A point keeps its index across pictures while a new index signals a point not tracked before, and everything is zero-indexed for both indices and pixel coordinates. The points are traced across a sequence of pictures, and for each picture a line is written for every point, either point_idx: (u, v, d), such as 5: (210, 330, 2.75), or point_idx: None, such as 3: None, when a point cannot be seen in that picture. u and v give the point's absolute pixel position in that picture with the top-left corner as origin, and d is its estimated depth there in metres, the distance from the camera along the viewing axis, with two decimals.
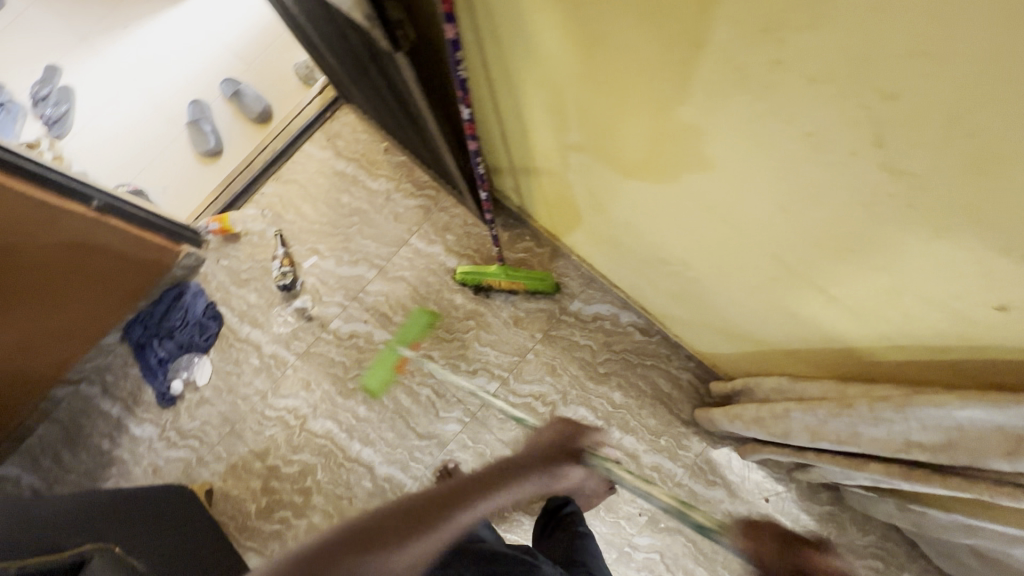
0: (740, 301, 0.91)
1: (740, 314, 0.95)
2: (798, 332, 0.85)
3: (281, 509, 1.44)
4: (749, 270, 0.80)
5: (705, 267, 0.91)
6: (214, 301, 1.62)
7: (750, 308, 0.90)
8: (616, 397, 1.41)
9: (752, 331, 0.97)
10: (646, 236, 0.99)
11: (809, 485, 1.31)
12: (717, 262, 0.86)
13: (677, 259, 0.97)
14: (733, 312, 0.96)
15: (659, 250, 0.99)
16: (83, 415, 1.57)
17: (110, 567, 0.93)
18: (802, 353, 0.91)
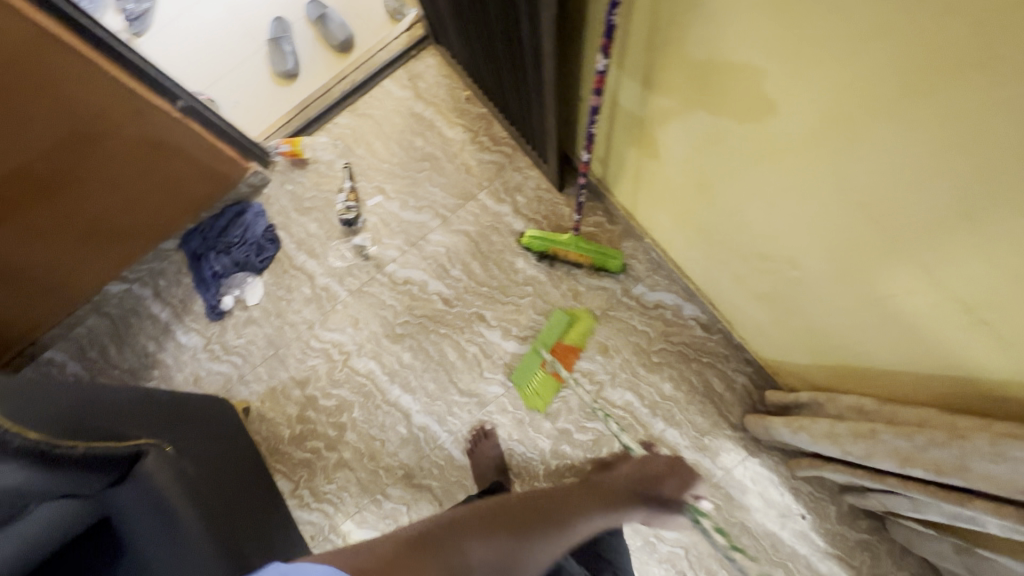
0: (851, 309, 0.87)
1: (842, 322, 0.91)
2: (914, 350, 0.81)
3: (314, 439, 1.45)
4: (880, 277, 0.76)
5: (822, 270, 0.86)
6: (274, 224, 1.60)
7: (860, 317, 0.86)
8: (666, 388, 1.38)
9: (848, 342, 0.93)
10: (755, 230, 0.95)
11: (851, 510, 1.27)
12: (840, 265, 0.82)
13: (784, 256, 0.92)
14: (832, 319, 0.92)
15: (765, 244, 0.94)
16: (132, 314, 1.58)
17: (163, 467, 0.95)
18: (902, 373, 0.87)
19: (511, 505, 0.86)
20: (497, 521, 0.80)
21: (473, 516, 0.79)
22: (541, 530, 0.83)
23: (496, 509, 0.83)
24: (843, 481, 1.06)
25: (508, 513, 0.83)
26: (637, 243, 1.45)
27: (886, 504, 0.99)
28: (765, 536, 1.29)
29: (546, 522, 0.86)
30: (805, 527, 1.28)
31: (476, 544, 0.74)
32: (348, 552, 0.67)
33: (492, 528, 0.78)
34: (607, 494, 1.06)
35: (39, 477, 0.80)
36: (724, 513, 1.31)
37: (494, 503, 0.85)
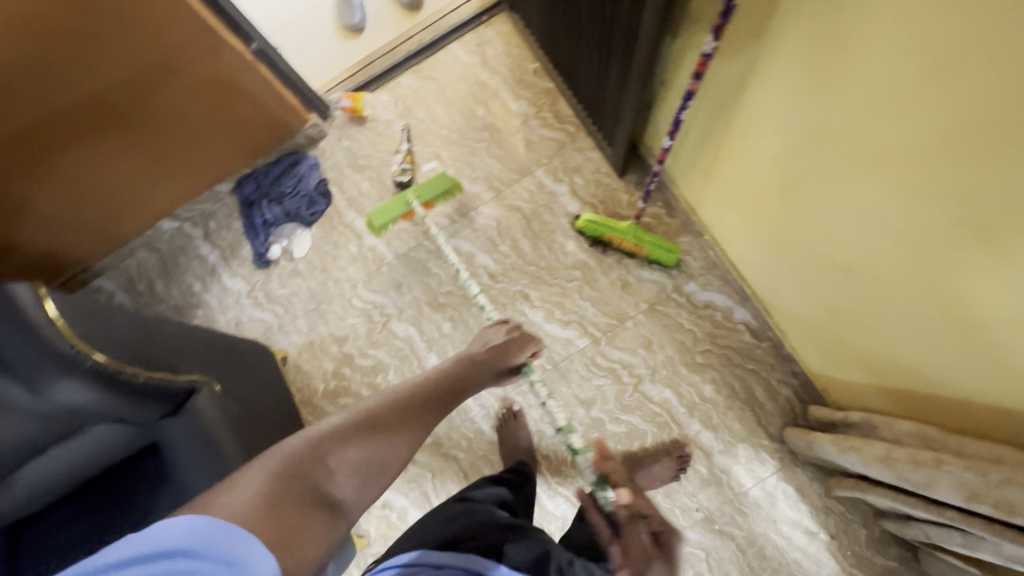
0: (935, 332, 0.83)
1: (918, 342, 0.87)
2: (999, 382, 0.77)
3: (347, 396, 1.46)
4: (976, 299, 0.73)
5: (909, 288, 0.82)
6: (327, 178, 1.60)
7: (943, 339, 0.82)
8: (706, 390, 1.36)
9: (919, 364, 0.90)
10: (837, 240, 0.90)
11: (884, 536, 1.24)
12: (933, 285, 0.78)
13: (864, 268, 0.89)
14: (908, 338, 0.89)
15: (844, 253, 0.90)
16: (181, 252, 1.59)
17: (212, 405, 0.96)
18: (979, 406, 0.83)
19: (361, 429, 0.74)
20: (333, 446, 0.70)
21: (332, 453, 0.69)
22: (396, 424, 0.78)
23: (353, 431, 0.73)
24: (887, 506, 1.02)
25: (353, 427, 0.74)
26: (695, 239, 1.41)
27: (929, 534, 0.95)
28: (791, 551, 1.27)
29: (400, 411, 0.81)
30: (834, 547, 1.26)
31: (335, 452, 0.70)
32: (235, 488, 0.61)
33: (349, 435, 0.72)
34: (458, 373, 0.98)
35: (102, 398, 0.82)
36: (751, 522, 1.29)
37: (335, 427, 0.72)
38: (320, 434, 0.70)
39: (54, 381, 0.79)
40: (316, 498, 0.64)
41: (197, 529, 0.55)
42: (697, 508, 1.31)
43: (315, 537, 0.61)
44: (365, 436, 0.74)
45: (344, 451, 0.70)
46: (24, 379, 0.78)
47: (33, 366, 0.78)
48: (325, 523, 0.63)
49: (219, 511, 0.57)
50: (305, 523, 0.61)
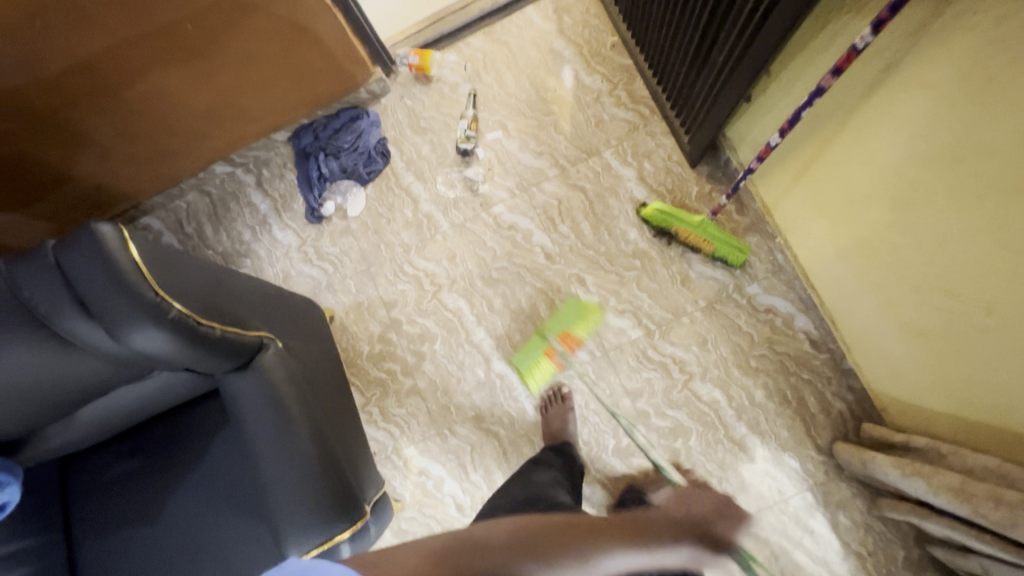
0: None
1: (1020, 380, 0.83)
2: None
3: (391, 362, 1.46)
4: None
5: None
6: (387, 137, 1.55)
7: None
8: (757, 395, 1.33)
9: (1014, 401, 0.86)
10: (951, 264, 0.86)
11: (921, 559, 1.23)
12: None
13: (978, 297, 0.84)
14: (1009, 374, 0.85)
15: (959, 279, 0.86)
16: (232, 199, 1.57)
17: (281, 365, 0.95)
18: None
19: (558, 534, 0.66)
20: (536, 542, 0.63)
21: (515, 557, 0.59)
22: (604, 537, 0.71)
23: (541, 536, 0.64)
24: (940, 535, 1.02)
25: (541, 524, 0.67)
26: (764, 240, 1.36)
27: (987, 569, 0.96)
28: (824, 562, 1.26)
29: (602, 538, 0.71)
30: (869, 564, 1.25)
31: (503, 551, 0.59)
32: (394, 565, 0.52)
33: (540, 539, 0.64)
34: (641, 529, 0.80)
35: (178, 349, 0.80)
36: (786, 530, 1.28)
37: (518, 536, 0.62)
38: (501, 533, 0.63)
39: (133, 328, 0.76)
40: None
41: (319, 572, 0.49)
42: None
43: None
44: (553, 547, 0.64)
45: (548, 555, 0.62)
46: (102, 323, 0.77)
47: (111, 312, 0.75)
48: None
49: None
50: None
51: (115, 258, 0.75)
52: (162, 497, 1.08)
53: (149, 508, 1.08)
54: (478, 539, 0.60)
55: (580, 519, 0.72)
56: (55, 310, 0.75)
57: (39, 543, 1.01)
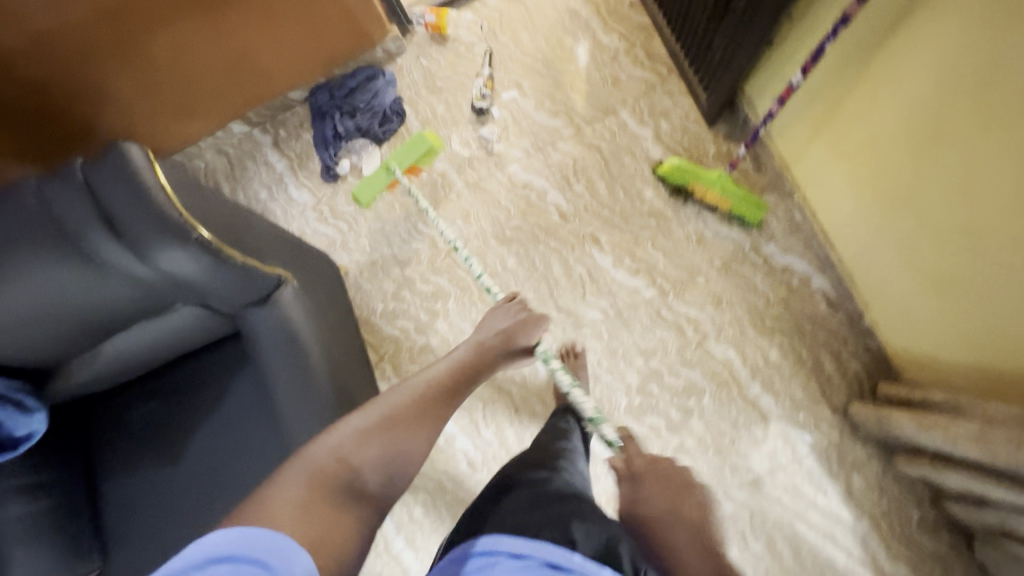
0: None
1: None
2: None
3: (405, 319, 1.46)
4: None
5: None
6: (402, 97, 1.55)
7: None
8: (773, 355, 1.32)
9: None
10: (975, 203, 0.85)
11: (937, 520, 1.22)
12: None
13: (1005, 237, 0.82)
14: None
15: (987, 218, 0.84)
16: (249, 158, 1.58)
17: (296, 301, 0.96)
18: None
19: (382, 418, 0.74)
20: (367, 433, 0.72)
21: (356, 452, 0.69)
22: (419, 416, 0.77)
23: (372, 427, 0.73)
24: (958, 489, 1.02)
25: (358, 420, 0.74)
26: (783, 199, 1.34)
27: (1006, 520, 0.95)
28: (839, 523, 1.25)
29: (420, 407, 0.78)
30: (884, 526, 1.23)
31: (344, 459, 0.68)
32: (273, 494, 0.62)
33: (365, 430, 0.72)
34: (459, 377, 0.87)
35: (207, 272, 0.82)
36: (800, 491, 1.27)
37: (364, 428, 0.72)
38: (333, 434, 0.71)
39: (163, 246, 0.78)
40: (344, 494, 0.65)
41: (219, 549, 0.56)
42: (747, 470, 1.29)
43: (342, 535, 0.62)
44: (384, 430, 0.73)
45: (378, 437, 0.72)
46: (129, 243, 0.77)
47: (140, 230, 0.76)
48: (355, 513, 0.65)
49: (257, 522, 0.58)
50: (326, 514, 0.62)
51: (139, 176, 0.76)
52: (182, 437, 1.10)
53: (168, 448, 1.10)
54: (314, 454, 0.68)
55: (392, 395, 0.79)
56: (81, 230, 0.75)
57: (60, 478, 1.04)
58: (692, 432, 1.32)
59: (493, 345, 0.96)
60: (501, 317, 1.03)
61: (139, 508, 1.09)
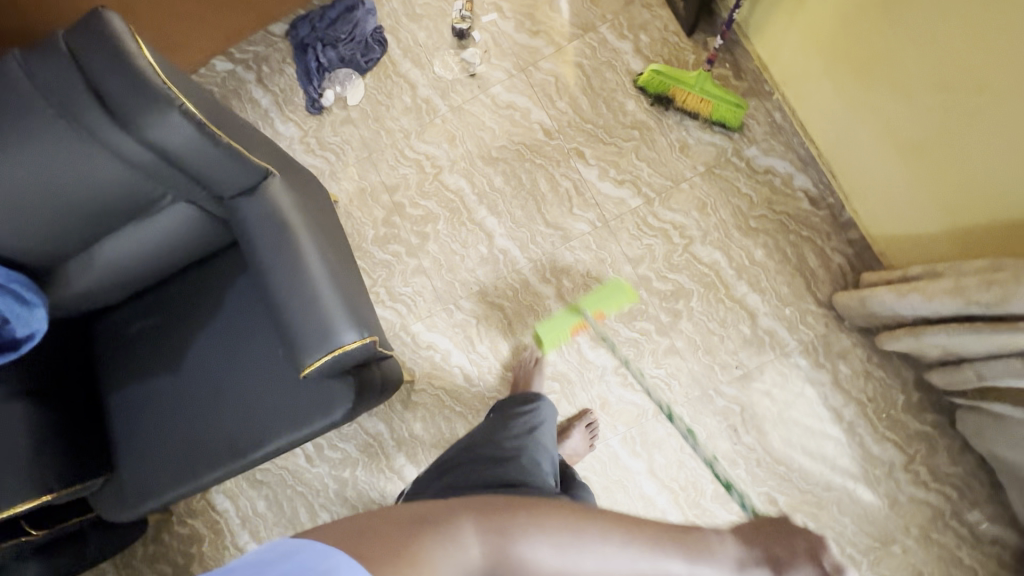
0: None
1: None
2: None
3: (396, 244, 1.48)
4: None
5: None
6: (383, 26, 1.55)
7: None
8: (757, 254, 1.34)
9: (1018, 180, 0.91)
10: (962, 48, 0.90)
11: (919, 401, 1.26)
12: None
13: (989, 76, 0.88)
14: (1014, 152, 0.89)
15: (970, 59, 0.90)
16: (234, 94, 1.57)
17: (286, 190, 0.99)
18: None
19: (527, 514, 0.56)
20: (510, 525, 0.54)
21: (485, 536, 0.53)
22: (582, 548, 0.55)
23: (501, 515, 0.55)
24: (936, 354, 1.06)
25: (516, 512, 0.55)
26: (762, 101, 1.36)
27: (981, 374, 0.99)
28: (826, 410, 1.29)
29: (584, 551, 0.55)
30: (870, 410, 1.27)
31: (469, 541, 0.52)
32: (365, 533, 0.51)
33: (508, 524, 0.54)
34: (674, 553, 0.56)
35: (194, 144, 0.85)
36: (788, 383, 1.31)
37: (520, 516, 0.56)
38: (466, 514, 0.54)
39: (148, 113, 0.81)
40: None
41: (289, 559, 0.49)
42: (736, 366, 1.33)
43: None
44: (514, 533, 0.54)
45: (525, 541, 0.54)
46: (114, 113, 0.81)
47: (126, 98, 0.81)
48: None
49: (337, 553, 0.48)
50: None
51: (124, 46, 0.81)
52: (180, 347, 1.13)
53: (166, 359, 1.13)
54: (440, 521, 0.53)
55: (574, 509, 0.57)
56: (70, 98, 0.80)
57: (61, 389, 1.07)
58: (681, 333, 1.35)
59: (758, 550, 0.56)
60: (782, 537, 0.57)
61: (141, 416, 1.11)
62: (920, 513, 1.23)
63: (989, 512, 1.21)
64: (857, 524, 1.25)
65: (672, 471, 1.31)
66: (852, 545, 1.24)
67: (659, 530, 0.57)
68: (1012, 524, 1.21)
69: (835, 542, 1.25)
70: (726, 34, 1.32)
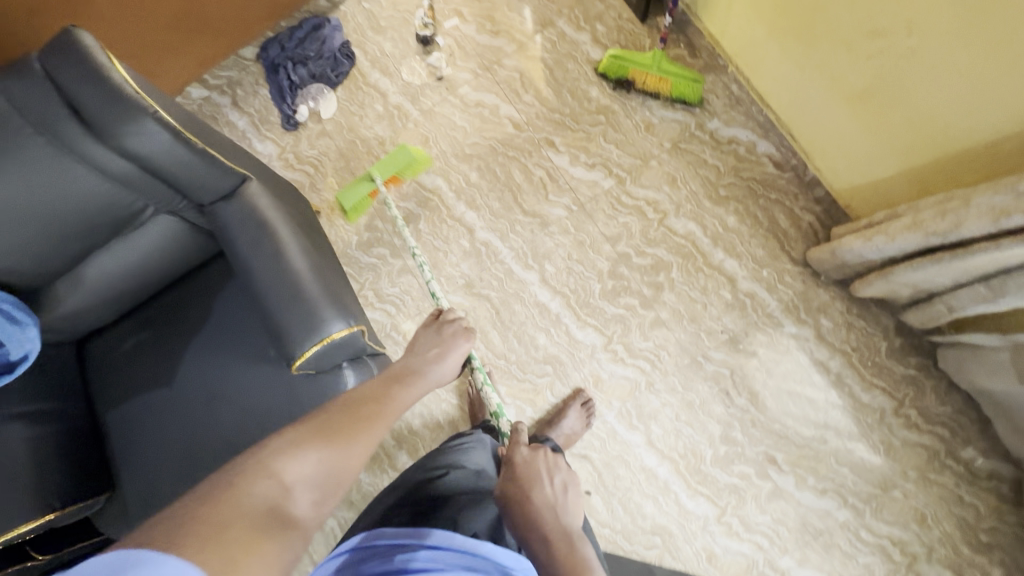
0: (974, 68, 0.90)
1: (958, 86, 0.93)
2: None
3: (380, 247, 1.51)
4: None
5: (954, 19, 0.89)
6: (350, 41, 1.61)
7: (982, 69, 0.89)
8: (730, 221, 1.38)
9: (956, 113, 0.96)
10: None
11: (902, 346, 1.29)
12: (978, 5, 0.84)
13: (914, 17, 0.94)
14: (949, 88, 0.95)
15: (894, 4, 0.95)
16: (210, 119, 1.61)
17: (264, 193, 1.03)
18: (1009, 134, 0.91)
19: (305, 433, 0.71)
20: (302, 443, 0.69)
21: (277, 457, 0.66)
22: (336, 432, 0.74)
23: (289, 441, 0.69)
24: (908, 293, 1.10)
25: (298, 434, 0.71)
26: (719, 76, 1.42)
27: (952, 306, 1.03)
28: (814, 365, 1.32)
29: (336, 426, 0.75)
30: (856, 360, 1.30)
31: (275, 467, 0.64)
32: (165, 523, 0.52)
33: (298, 443, 0.69)
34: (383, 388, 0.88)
35: (171, 151, 0.90)
36: (773, 343, 1.34)
37: (291, 440, 0.69)
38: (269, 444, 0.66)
39: (125, 123, 0.86)
40: (265, 510, 0.59)
41: (100, 566, 0.46)
42: (722, 331, 1.35)
43: (271, 553, 0.55)
44: (311, 443, 0.69)
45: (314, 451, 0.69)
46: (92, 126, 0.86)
47: (103, 111, 0.85)
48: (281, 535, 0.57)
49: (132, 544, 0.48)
50: (225, 524, 0.54)
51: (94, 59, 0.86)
52: (171, 359, 1.15)
53: (159, 373, 1.14)
54: (246, 467, 0.63)
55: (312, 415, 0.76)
56: (48, 116, 0.85)
57: (58, 410, 1.09)
58: (665, 304, 1.38)
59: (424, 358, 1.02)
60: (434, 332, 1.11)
61: (138, 431, 1.12)
62: (916, 456, 1.25)
63: (983, 446, 1.24)
64: (856, 474, 1.27)
65: (670, 440, 1.33)
66: (855, 495, 1.26)
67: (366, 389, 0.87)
68: (1007, 457, 1.23)
69: (837, 494, 1.26)
70: (674, 13, 1.38)
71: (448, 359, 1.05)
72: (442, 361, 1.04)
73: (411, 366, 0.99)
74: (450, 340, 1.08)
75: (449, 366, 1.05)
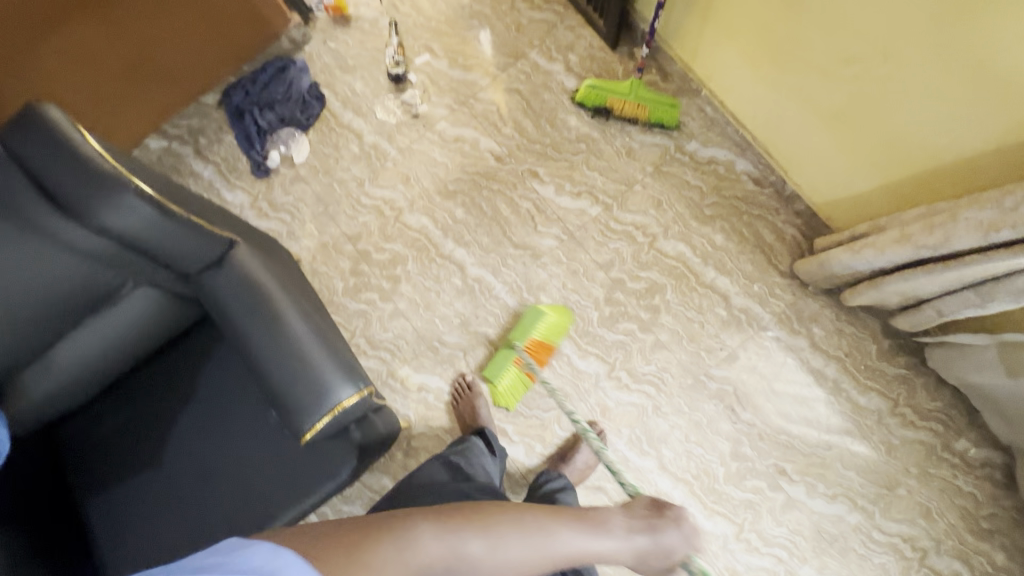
0: (952, 89, 0.95)
1: (937, 106, 0.98)
2: (1012, 113, 0.90)
3: (369, 291, 1.45)
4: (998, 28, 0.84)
5: (928, 46, 0.94)
6: (318, 82, 1.56)
7: (959, 91, 0.94)
8: (717, 239, 1.41)
9: (935, 131, 1.01)
10: (857, 25, 1.01)
11: (890, 346, 1.35)
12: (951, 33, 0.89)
13: (888, 45, 0.99)
14: (927, 108, 1.00)
15: (868, 32, 1.00)
16: (172, 170, 1.53)
17: (255, 257, 0.96)
18: (992, 149, 0.96)
19: (472, 520, 0.71)
20: (458, 530, 0.68)
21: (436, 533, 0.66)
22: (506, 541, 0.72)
23: (460, 521, 0.70)
24: (897, 300, 1.14)
25: (465, 519, 0.70)
26: (692, 99, 1.46)
27: (941, 310, 1.08)
28: (811, 373, 1.35)
29: (505, 533, 0.72)
30: (849, 364, 1.35)
31: (427, 540, 0.65)
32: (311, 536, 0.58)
33: (456, 527, 0.69)
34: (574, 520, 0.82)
35: (153, 225, 0.84)
36: (771, 355, 1.36)
37: (466, 515, 0.71)
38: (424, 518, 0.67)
39: (105, 201, 0.81)
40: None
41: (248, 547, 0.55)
42: (721, 348, 1.37)
43: None
44: (472, 535, 0.69)
45: (471, 540, 0.69)
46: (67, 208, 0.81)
47: (77, 191, 0.80)
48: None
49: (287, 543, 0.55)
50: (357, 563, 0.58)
51: (61, 136, 0.82)
52: (159, 439, 1.06)
53: (145, 455, 1.05)
54: (405, 527, 0.65)
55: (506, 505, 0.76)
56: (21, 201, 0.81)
57: None
58: (664, 326, 1.39)
59: (633, 516, 0.89)
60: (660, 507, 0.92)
61: (130, 523, 1.02)
62: (915, 452, 1.30)
63: (973, 436, 1.30)
64: (862, 476, 1.30)
65: (682, 462, 1.33)
66: (863, 497, 1.29)
67: (561, 517, 0.80)
68: (996, 444, 1.29)
69: (847, 498, 1.29)
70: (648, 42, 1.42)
71: (654, 537, 0.88)
72: (647, 532, 0.88)
73: (613, 521, 0.87)
74: (671, 518, 0.91)
75: (657, 547, 0.89)
